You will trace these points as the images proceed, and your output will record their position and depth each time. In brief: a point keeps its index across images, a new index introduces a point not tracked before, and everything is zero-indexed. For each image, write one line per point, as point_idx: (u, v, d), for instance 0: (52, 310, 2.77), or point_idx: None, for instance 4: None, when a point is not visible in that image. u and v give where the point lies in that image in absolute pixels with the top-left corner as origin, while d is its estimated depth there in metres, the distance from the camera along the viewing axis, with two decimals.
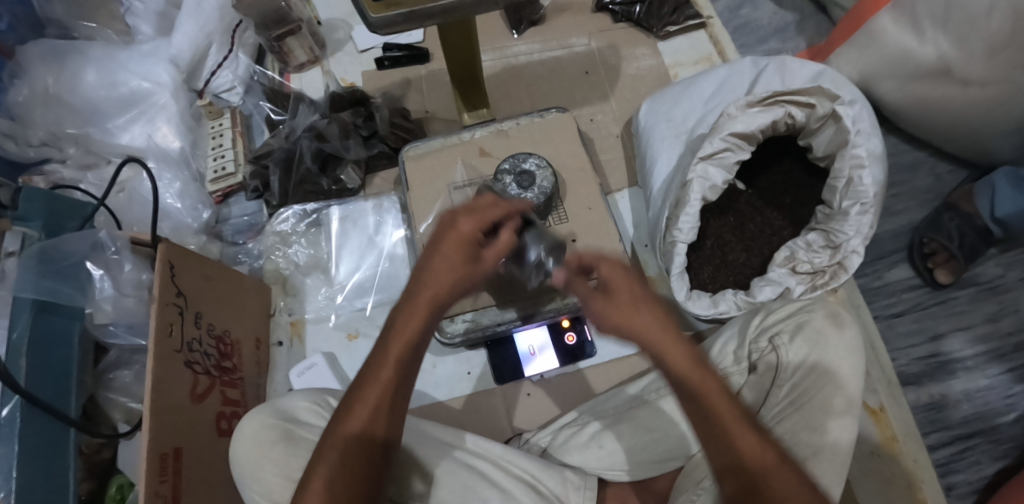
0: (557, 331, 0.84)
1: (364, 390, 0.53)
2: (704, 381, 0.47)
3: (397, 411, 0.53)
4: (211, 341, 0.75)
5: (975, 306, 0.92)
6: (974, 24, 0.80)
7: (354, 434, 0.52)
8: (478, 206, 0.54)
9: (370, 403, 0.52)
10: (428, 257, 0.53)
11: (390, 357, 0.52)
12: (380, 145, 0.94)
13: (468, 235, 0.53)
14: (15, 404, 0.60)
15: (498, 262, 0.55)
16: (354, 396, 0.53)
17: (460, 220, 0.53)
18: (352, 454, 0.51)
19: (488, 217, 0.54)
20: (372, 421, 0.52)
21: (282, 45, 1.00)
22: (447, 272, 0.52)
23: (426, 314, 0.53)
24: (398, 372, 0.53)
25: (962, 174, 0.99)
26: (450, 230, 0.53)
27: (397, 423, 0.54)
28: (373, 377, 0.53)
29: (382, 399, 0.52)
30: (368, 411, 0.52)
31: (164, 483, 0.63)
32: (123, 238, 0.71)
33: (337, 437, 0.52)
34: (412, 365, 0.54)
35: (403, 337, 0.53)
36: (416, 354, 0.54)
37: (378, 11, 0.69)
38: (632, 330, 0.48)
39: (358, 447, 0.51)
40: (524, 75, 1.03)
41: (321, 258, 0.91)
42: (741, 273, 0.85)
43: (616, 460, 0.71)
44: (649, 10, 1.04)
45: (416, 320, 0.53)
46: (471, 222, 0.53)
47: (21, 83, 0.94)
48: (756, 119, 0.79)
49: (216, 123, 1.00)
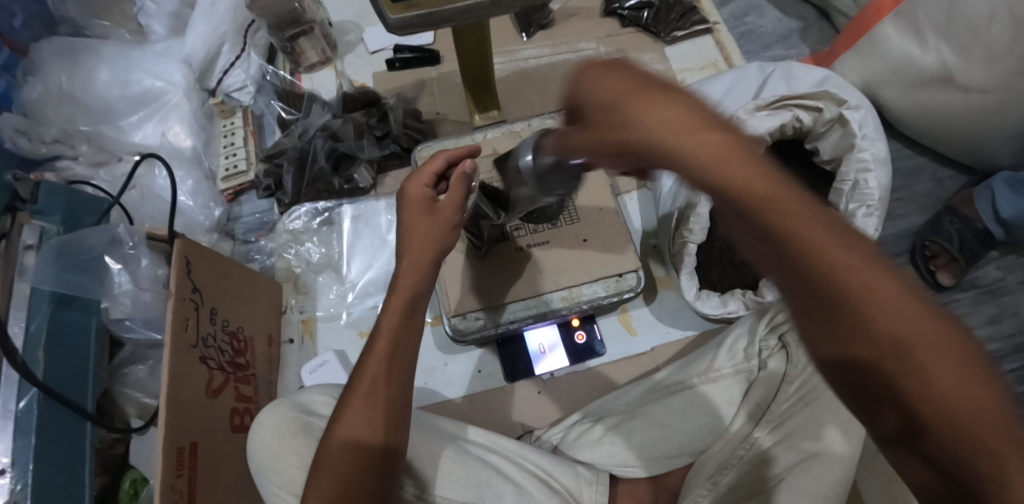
0: (566, 329, 0.85)
1: (364, 364, 0.57)
2: (858, 263, 0.32)
3: (397, 382, 0.56)
4: (225, 337, 0.75)
5: (976, 308, 0.94)
6: (975, 32, 0.82)
7: (358, 406, 0.55)
8: (416, 171, 0.63)
9: (368, 374, 0.56)
10: (402, 231, 0.60)
11: (384, 328, 0.57)
12: (393, 145, 0.95)
13: (421, 196, 0.61)
14: (34, 396, 0.60)
15: (455, 207, 0.61)
16: (358, 372, 0.57)
17: (410, 187, 0.62)
18: (355, 430, 0.54)
19: (428, 174, 0.62)
20: (371, 394, 0.55)
21: (295, 46, 1.01)
22: (415, 231, 0.59)
23: (410, 276, 0.59)
24: (391, 341, 0.57)
25: (963, 179, 1.01)
26: (404, 198, 0.62)
27: (400, 400, 0.56)
28: (371, 350, 0.57)
29: (380, 367, 0.56)
30: (366, 384, 0.55)
31: (180, 477, 0.64)
32: (139, 234, 0.73)
33: (343, 417, 0.55)
34: (404, 331, 0.58)
35: (393, 310, 0.58)
36: (408, 320, 0.58)
37: (396, 13, 0.70)
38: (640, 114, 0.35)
39: (360, 420, 0.54)
40: (534, 78, 1.05)
41: (332, 257, 0.92)
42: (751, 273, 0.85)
43: (627, 456, 0.73)
44: (657, 16, 1.06)
45: (403, 284, 0.58)
46: (415, 185, 0.62)
47: (35, 81, 0.94)
48: (764, 122, 0.81)
49: (228, 121, 1.00)
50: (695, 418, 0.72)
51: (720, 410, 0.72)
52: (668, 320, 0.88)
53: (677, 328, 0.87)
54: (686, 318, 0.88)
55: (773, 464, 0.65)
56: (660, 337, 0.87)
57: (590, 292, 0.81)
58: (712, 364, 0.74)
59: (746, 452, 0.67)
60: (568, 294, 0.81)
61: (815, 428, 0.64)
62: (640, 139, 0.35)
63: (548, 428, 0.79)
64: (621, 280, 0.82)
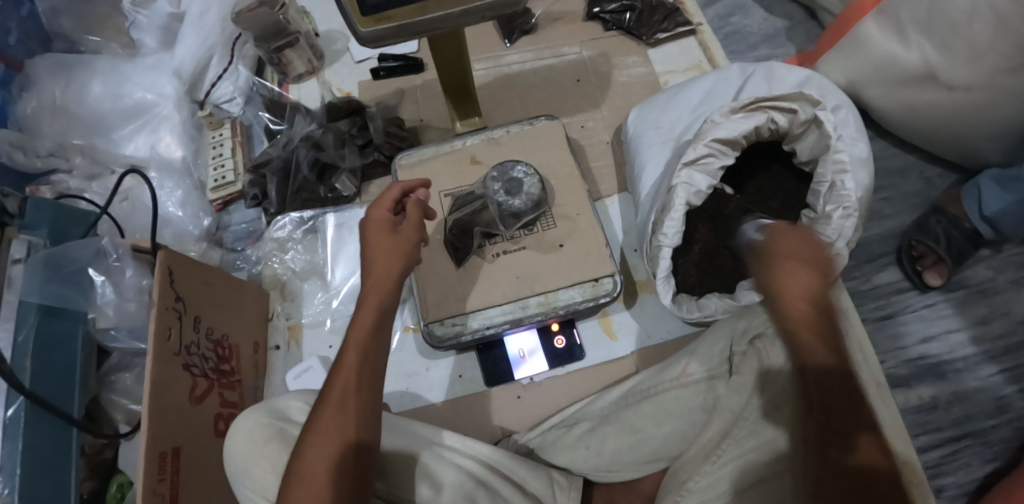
0: (546, 335, 0.86)
1: (335, 377, 0.57)
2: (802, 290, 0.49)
3: (367, 391, 0.57)
4: (209, 345, 0.77)
5: (965, 308, 0.93)
6: (956, 29, 0.81)
7: (329, 417, 0.55)
8: (378, 197, 0.66)
9: (339, 386, 0.56)
10: (365, 251, 0.63)
11: (353, 341, 0.58)
12: (375, 153, 0.97)
13: (383, 218, 0.64)
14: (21, 404, 0.63)
15: (415, 228, 0.64)
16: (329, 384, 0.57)
17: (373, 210, 0.64)
18: (328, 438, 0.54)
19: (388, 200, 0.65)
20: (343, 404, 0.55)
21: (281, 57, 1.03)
22: (380, 247, 0.62)
23: (377, 293, 0.60)
24: (360, 353, 0.58)
25: (952, 177, 1.00)
26: (368, 221, 0.64)
27: (371, 407, 0.57)
28: (341, 362, 0.58)
29: (350, 380, 0.57)
30: (338, 394, 0.56)
31: (163, 481, 0.66)
32: (124, 246, 0.75)
33: (316, 427, 0.54)
34: (373, 342, 0.59)
35: (360, 322, 0.59)
36: (376, 333, 0.59)
37: (367, 25, 0.71)
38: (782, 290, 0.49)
39: (332, 427, 0.54)
40: (517, 84, 1.05)
41: (317, 263, 0.93)
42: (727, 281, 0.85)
43: (602, 462, 0.73)
44: (639, 19, 1.06)
45: (370, 300, 0.60)
46: (378, 209, 0.64)
47: (30, 96, 0.98)
48: (739, 125, 0.81)
49: (217, 132, 1.02)
50: (669, 421, 0.72)
51: (692, 416, 0.71)
52: (648, 324, 0.88)
53: (657, 333, 0.87)
54: (667, 323, 0.88)
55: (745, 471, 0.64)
56: (639, 341, 0.87)
57: (566, 298, 0.81)
58: (685, 370, 0.73)
59: (722, 455, 0.65)
60: (545, 298, 0.81)
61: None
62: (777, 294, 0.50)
63: (525, 432, 0.80)
64: (597, 285, 0.82)
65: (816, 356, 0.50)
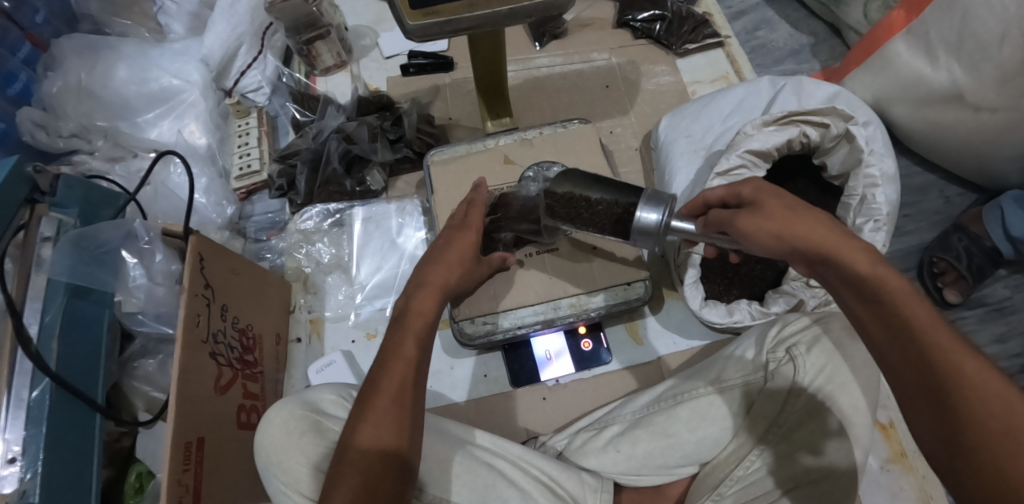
0: (573, 337, 0.86)
1: (389, 365, 0.56)
2: (759, 223, 0.55)
3: (419, 389, 0.56)
4: (235, 334, 0.75)
5: (984, 326, 0.94)
6: (986, 52, 0.82)
7: (385, 406, 0.53)
8: (468, 218, 0.71)
9: (396, 377, 0.55)
10: (430, 260, 0.67)
11: (411, 333, 0.58)
12: (405, 149, 0.96)
13: (469, 242, 0.68)
14: (46, 386, 0.60)
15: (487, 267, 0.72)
16: (379, 374, 0.55)
17: (466, 234, 0.69)
18: (380, 436, 0.52)
19: (476, 227, 0.70)
20: (401, 395, 0.54)
21: (310, 49, 1.04)
22: (460, 256, 0.67)
23: (438, 296, 0.63)
24: (418, 346, 0.57)
25: (973, 196, 1.01)
26: (457, 238, 0.68)
27: (420, 410, 0.55)
28: (396, 351, 0.57)
29: (408, 371, 0.55)
30: (395, 385, 0.54)
31: (187, 471, 0.63)
32: (156, 229, 0.74)
33: (370, 417, 0.52)
34: (428, 340, 0.59)
35: (418, 313, 0.60)
36: (429, 326, 0.60)
37: (415, 20, 0.69)
38: (742, 234, 0.57)
39: (387, 423, 0.52)
40: (547, 87, 1.06)
41: (342, 258, 0.93)
42: (624, 193, 0.65)
43: (632, 465, 0.72)
44: (669, 29, 1.08)
45: (430, 299, 0.62)
46: (474, 235, 0.69)
47: (55, 76, 0.97)
48: (772, 137, 0.82)
49: (244, 121, 1.01)
50: (702, 427, 0.71)
51: (725, 421, 0.71)
52: (675, 330, 0.88)
53: (683, 338, 0.87)
54: (693, 329, 0.88)
55: (780, 477, 0.66)
56: (665, 347, 0.87)
57: (598, 300, 0.82)
58: (720, 375, 0.73)
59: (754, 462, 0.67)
60: (577, 301, 0.82)
61: (816, 440, 0.66)
62: (744, 237, 0.57)
63: (553, 435, 0.79)
64: (629, 288, 0.83)
65: (791, 240, 0.52)
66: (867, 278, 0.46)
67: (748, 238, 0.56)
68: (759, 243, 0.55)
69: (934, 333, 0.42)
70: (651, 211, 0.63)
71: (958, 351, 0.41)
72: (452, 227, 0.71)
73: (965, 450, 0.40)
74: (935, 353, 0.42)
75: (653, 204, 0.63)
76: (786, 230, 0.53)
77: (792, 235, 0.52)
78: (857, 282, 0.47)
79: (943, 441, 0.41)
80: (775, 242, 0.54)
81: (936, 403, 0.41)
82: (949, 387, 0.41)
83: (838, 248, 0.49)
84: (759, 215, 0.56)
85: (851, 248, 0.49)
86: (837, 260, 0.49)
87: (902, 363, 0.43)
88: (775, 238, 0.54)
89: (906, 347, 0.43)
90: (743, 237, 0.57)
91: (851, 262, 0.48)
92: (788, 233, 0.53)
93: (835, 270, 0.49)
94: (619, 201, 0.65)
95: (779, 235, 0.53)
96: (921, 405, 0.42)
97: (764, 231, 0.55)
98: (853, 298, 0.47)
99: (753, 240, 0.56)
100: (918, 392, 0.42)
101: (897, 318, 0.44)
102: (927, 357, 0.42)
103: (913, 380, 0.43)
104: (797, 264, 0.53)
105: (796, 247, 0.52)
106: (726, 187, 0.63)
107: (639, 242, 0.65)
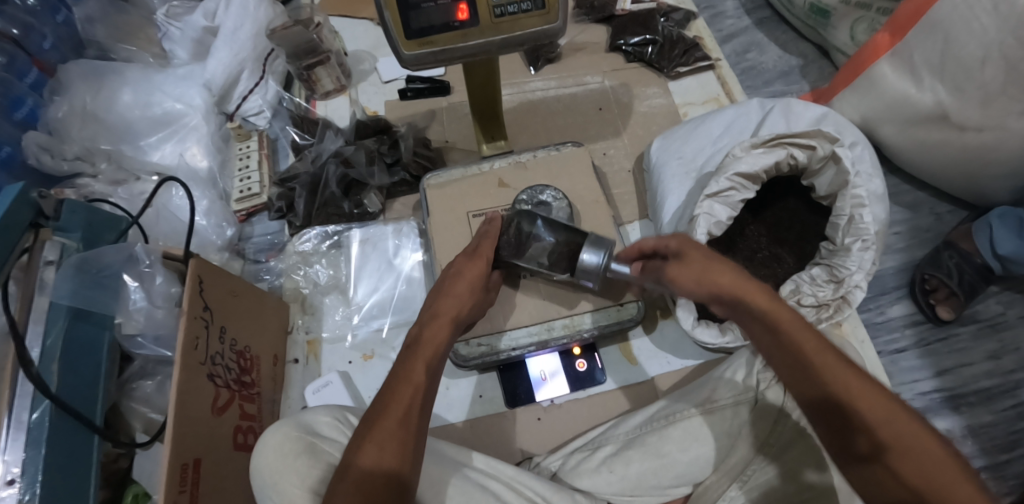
0: (567, 358, 0.87)
1: (397, 390, 0.57)
2: (683, 269, 0.61)
3: (425, 416, 0.56)
4: (233, 355, 0.76)
5: (978, 343, 0.94)
6: (969, 74, 0.85)
7: (391, 429, 0.54)
8: (478, 249, 0.71)
9: (403, 402, 0.56)
10: (440, 290, 0.67)
11: (421, 360, 0.59)
12: (402, 172, 0.99)
13: (478, 273, 0.69)
14: (46, 409, 0.61)
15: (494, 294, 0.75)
16: (387, 397, 0.56)
17: (472, 265, 0.69)
18: (384, 458, 0.52)
19: (486, 259, 0.71)
20: (406, 419, 0.55)
21: (310, 74, 1.07)
22: (471, 286, 0.68)
23: (450, 326, 0.63)
24: (427, 373, 0.58)
25: (963, 214, 1.03)
26: (467, 269, 0.69)
27: (423, 434, 0.56)
28: (405, 376, 0.58)
29: (416, 397, 0.56)
30: (401, 409, 0.55)
31: (183, 493, 0.64)
32: (156, 253, 0.74)
33: (376, 438, 0.53)
34: (436, 368, 0.60)
35: (430, 342, 0.61)
36: (440, 357, 0.61)
37: (410, 49, 0.71)
38: (671, 280, 0.62)
39: (391, 445, 0.53)
40: (541, 110, 1.08)
41: (340, 279, 0.94)
42: (572, 234, 0.74)
43: (625, 486, 0.72)
44: (660, 52, 1.10)
45: (443, 329, 0.63)
46: (482, 265, 0.70)
47: (61, 100, 1.00)
48: (760, 160, 0.83)
49: (244, 144, 1.04)
50: (693, 448, 0.72)
51: (717, 441, 0.72)
52: (669, 350, 0.89)
53: (677, 358, 0.88)
54: (686, 349, 0.89)
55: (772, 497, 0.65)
56: (661, 366, 0.88)
57: (591, 321, 0.83)
58: (711, 396, 0.74)
59: (748, 480, 0.67)
60: (570, 322, 0.83)
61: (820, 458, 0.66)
62: (675, 282, 0.62)
63: (548, 456, 0.80)
64: (622, 309, 0.84)
65: (709, 284, 0.58)
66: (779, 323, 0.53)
67: (674, 285, 0.62)
68: (684, 290, 0.61)
69: (825, 359, 0.51)
70: (593, 254, 0.71)
71: (847, 372, 0.50)
72: (462, 255, 0.72)
73: (871, 455, 0.49)
74: (849, 394, 0.49)
75: (597, 247, 0.71)
76: (704, 275, 0.59)
77: (709, 281, 0.58)
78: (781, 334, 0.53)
79: (850, 445, 0.50)
80: (697, 287, 0.59)
81: (842, 421, 0.50)
82: (863, 426, 0.49)
83: (745, 290, 0.56)
84: (681, 264, 0.61)
85: (754, 290, 0.56)
86: (746, 301, 0.56)
87: (811, 391, 0.51)
88: (697, 283, 0.59)
89: (821, 386, 0.50)
90: (671, 283, 0.63)
91: (753, 299, 0.55)
92: (706, 278, 0.58)
93: (745, 309, 0.56)
94: (572, 244, 0.74)
95: (698, 282, 0.59)
96: (833, 423, 0.51)
97: (686, 277, 0.60)
98: (764, 334, 0.54)
99: (677, 285, 0.62)
100: (839, 426, 0.50)
101: (797, 349, 0.52)
102: (820, 378, 0.51)
103: (835, 412, 0.50)
104: (714, 307, 0.60)
105: (712, 292, 0.58)
106: (656, 236, 0.67)
107: (582, 278, 0.73)
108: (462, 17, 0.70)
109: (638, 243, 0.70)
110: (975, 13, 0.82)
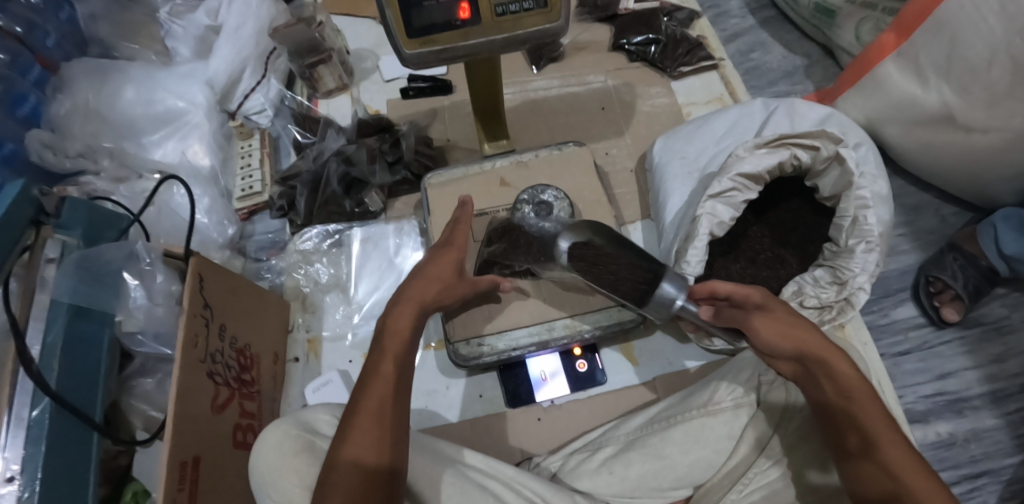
0: (569, 358, 0.87)
1: (370, 386, 0.57)
2: (768, 321, 0.60)
3: (400, 407, 0.56)
4: (233, 353, 0.76)
5: (982, 346, 0.93)
6: (975, 74, 0.84)
7: (366, 426, 0.54)
8: (450, 237, 0.72)
9: (375, 394, 0.56)
10: (411, 279, 0.67)
11: (390, 351, 0.59)
12: (404, 171, 0.98)
13: (451, 259, 0.70)
14: (47, 406, 0.61)
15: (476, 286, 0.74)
16: (361, 393, 0.56)
17: (443, 254, 0.70)
18: (363, 455, 0.52)
19: (459, 246, 0.71)
20: (381, 414, 0.55)
21: (313, 72, 1.07)
22: (440, 273, 0.68)
23: (415, 310, 0.63)
24: (396, 364, 0.58)
25: (967, 215, 1.02)
26: (440, 256, 0.70)
27: (402, 427, 0.56)
28: (375, 370, 0.58)
29: (388, 389, 0.56)
30: (375, 404, 0.55)
31: (182, 490, 0.64)
32: (157, 250, 0.75)
33: (353, 438, 0.53)
34: (407, 357, 0.60)
35: (397, 334, 0.61)
36: (409, 346, 0.60)
37: (412, 47, 0.71)
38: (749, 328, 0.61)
39: (367, 441, 0.53)
40: (544, 109, 1.08)
41: (340, 277, 0.94)
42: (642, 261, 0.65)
43: (625, 487, 0.71)
44: (663, 52, 1.10)
45: (405, 315, 0.62)
46: (455, 252, 0.70)
47: (64, 98, 1.00)
48: (763, 160, 0.82)
49: (247, 143, 1.05)
50: (695, 449, 0.71)
51: (719, 443, 0.71)
52: (670, 352, 0.88)
53: (680, 360, 0.88)
54: (689, 351, 0.88)
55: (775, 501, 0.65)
56: (662, 368, 0.88)
57: (592, 320, 0.83)
58: (713, 397, 0.73)
59: (748, 484, 0.66)
60: (571, 321, 0.83)
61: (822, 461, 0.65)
62: (753, 329, 0.61)
63: (548, 456, 0.80)
64: (623, 310, 0.83)
65: (796, 342, 0.59)
66: (852, 386, 0.56)
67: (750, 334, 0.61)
68: (762, 341, 0.60)
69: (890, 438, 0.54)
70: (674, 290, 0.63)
71: (910, 456, 0.53)
72: (436, 245, 0.73)
73: None
74: (901, 471, 0.52)
75: (674, 282, 0.64)
76: (796, 333, 0.59)
77: (797, 341, 0.59)
78: (839, 382, 0.57)
79: None
80: (780, 342, 0.59)
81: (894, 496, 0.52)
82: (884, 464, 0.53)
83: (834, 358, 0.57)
84: (768, 316, 0.60)
85: (840, 359, 0.58)
86: (830, 368, 0.57)
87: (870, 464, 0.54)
88: (781, 337, 0.59)
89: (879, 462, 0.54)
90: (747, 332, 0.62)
91: (839, 367, 0.57)
92: (795, 336, 0.59)
93: (824, 372, 0.57)
94: (639, 269, 0.64)
95: (785, 337, 0.59)
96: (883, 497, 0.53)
97: (769, 330, 0.60)
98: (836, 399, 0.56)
99: (757, 336, 0.61)
100: (881, 483, 0.53)
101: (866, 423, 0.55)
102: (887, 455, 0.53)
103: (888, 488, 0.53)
104: (787, 364, 0.60)
105: (795, 350, 0.59)
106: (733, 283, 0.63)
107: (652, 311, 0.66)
108: (464, 15, 0.69)
109: (710, 283, 0.65)
110: (982, 13, 0.81)
